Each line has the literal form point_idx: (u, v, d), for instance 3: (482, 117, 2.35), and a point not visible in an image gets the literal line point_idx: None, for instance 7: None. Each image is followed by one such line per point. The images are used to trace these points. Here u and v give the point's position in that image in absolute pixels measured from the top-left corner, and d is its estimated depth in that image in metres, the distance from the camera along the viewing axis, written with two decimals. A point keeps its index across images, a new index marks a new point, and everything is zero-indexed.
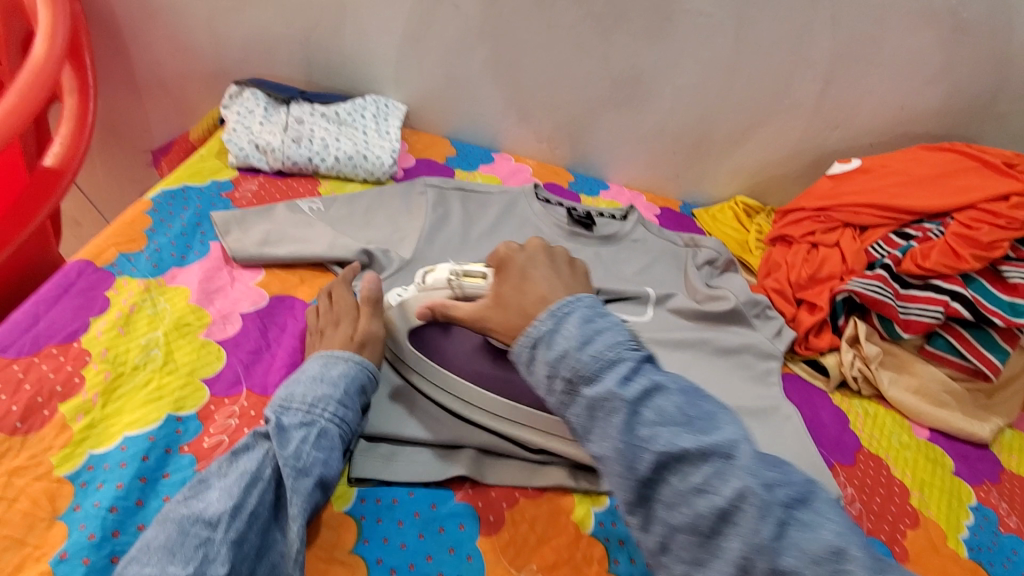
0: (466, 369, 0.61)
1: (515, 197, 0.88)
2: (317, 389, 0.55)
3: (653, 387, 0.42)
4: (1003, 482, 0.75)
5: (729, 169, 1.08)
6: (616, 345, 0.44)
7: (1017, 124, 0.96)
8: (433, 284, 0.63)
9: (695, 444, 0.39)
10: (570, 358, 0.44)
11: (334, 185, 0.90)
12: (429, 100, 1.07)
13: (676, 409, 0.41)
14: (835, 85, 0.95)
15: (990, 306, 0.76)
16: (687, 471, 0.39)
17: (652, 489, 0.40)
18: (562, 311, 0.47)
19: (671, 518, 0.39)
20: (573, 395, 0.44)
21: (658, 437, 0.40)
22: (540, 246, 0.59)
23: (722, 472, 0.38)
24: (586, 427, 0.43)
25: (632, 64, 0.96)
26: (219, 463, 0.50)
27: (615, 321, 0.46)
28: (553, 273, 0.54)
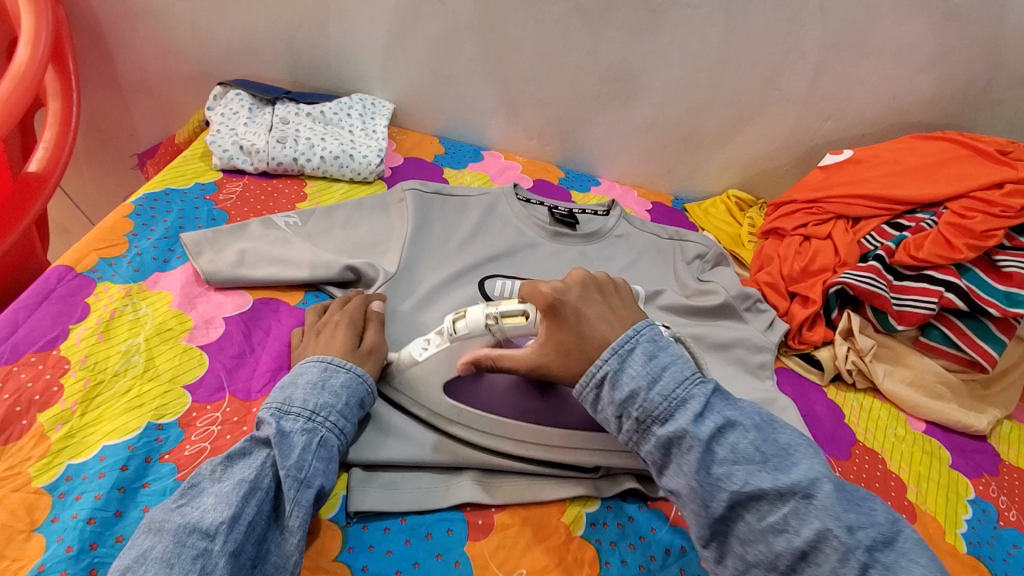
0: (475, 398, 0.59)
1: (496, 198, 0.90)
2: (319, 397, 0.53)
3: (724, 424, 0.45)
4: (1002, 474, 0.74)
5: (721, 162, 1.07)
6: (685, 384, 0.47)
7: (1011, 112, 0.94)
8: (468, 333, 0.57)
9: (772, 484, 0.43)
10: (641, 398, 0.47)
11: (320, 186, 0.89)
12: (417, 98, 1.06)
13: (750, 447, 0.44)
14: (826, 75, 0.94)
15: (985, 296, 0.75)
16: (763, 509, 0.43)
17: (727, 523, 0.44)
18: (625, 347, 0.49)
19: (747, 552, 0.43)
20: (645, 433, 0.47)
21: (734, 476, 0.43)
22: (583, 277, 0.56)
23: (801, 512, 0.41)
24: (661, 463, 0.46)
25: (621, 58, 0.95)
26: (213, 467, 0.47)
27: (677, 355, 0.49)
28: (606, 306, 0.54)
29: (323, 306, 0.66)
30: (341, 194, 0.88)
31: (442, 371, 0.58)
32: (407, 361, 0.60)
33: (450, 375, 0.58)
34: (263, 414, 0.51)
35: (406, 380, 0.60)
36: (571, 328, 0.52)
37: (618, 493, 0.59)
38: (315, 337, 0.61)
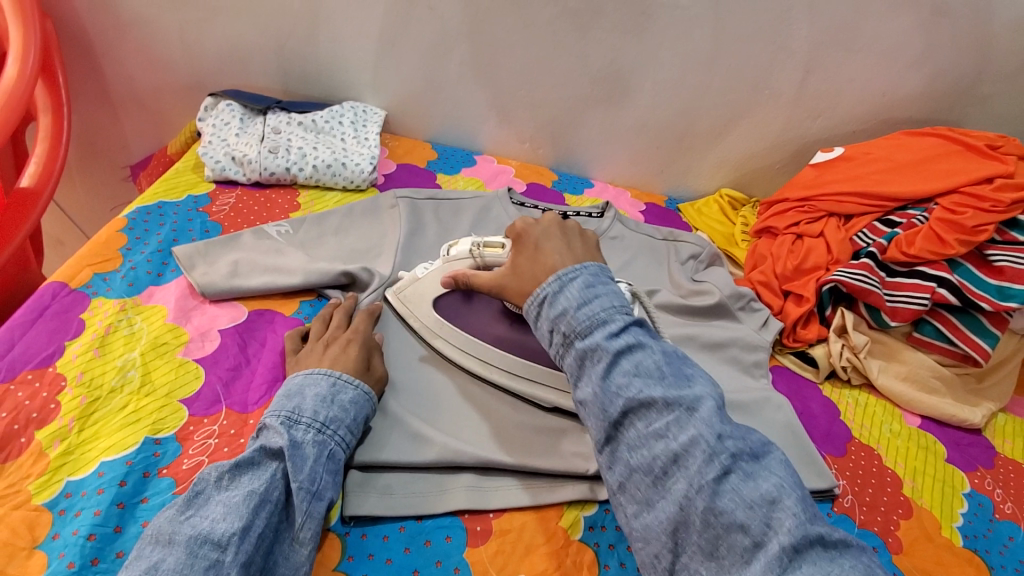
0: (461, 318, 0.67)
1: (490, 202, 0.90)
2: (329, 410, 0.53)
3: (636, 345, 0.49)
4: (997, 467, 0.75)
5: (713, 162, 1.07)
6: (610, 308, 0.51)
7: (1001, 106, 0.95)
8: (458, 255, 0.69)
9: (663, 395, 0.46)
10: (569, 315, 0.51)
11: (313, 195, 0.89)
12: (408, 104, 1.06)
13: (654, 365, 0.48)
14: (816, 73, 0.94)
15: (977, 290, 0.75)
16: (652, 417, 0.46)
17: (619, 430, 0.47)
18: (568, 275, 0.53)
19: (632, 457, 0.46)
20: (568, 347, 0.51)
21: (632, 386, 0.47)
22: (555, 223, 0.63)
23: (681, 422, 0.45)
24: (577, 374, 0.50)
25: (611, 60, 0.96)
26: (221, 476, 0.47)
27: (612, 290, 0.53)
28: (565, 244, 0.59)
29: (320, 321, 0.65)
30: (334, 203, 0.88)
31: (430, 288, 0.69)
32: (406, 279, 0.71)
33: (436, 293, 0.68)
34: (272, 423, 0.51)
35: (405, 296, 0.70)
36: (530, 258, 0.59)
37: None
38: (316, 354, 0.60)
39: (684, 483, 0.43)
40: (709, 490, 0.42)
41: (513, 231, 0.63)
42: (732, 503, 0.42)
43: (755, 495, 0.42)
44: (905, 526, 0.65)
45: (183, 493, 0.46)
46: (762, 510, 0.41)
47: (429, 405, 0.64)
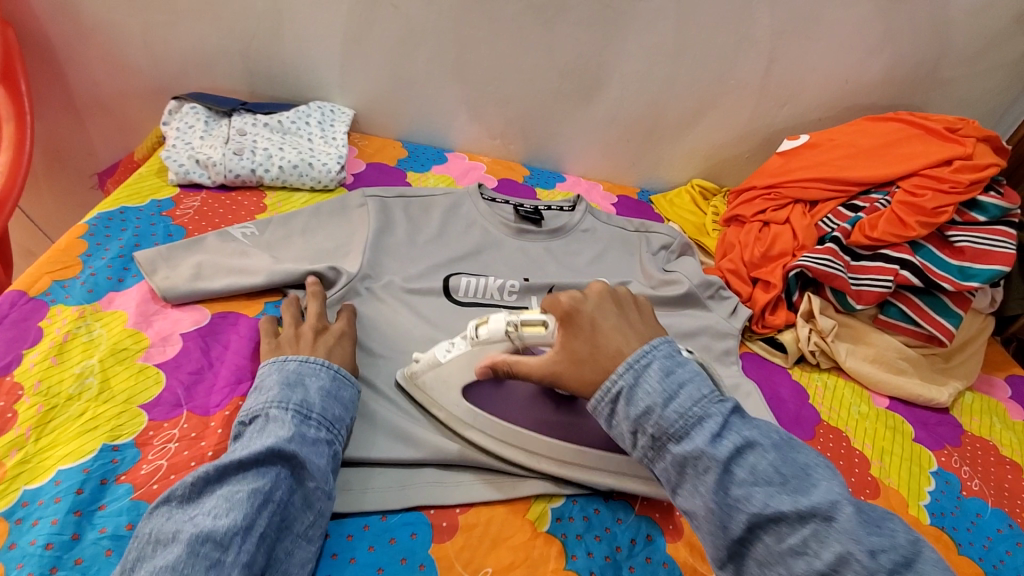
0: (495, 406, 0.60)
1: (460, 198, 0.90)
2: (334, 407, 0.55)
3: (744, 444, 0.44)
4: (965, 445, 0.76)
5: (683, 153, 1.08)
6: (702, 402, 0.45)
7: (960, 89, 0.97)
8: (489, 338, 0.58)
9: (792, 506, 0.41)
10: (656, 415, 0.46)
11: (280, 196, 0.88)
12: (377, 103, 1.05)
13: (770, 468, 0.43)
14: (780, 62, 0.95)
15: (938, 271, 0.76)
16: (783, 532, 0.41)
17: (744, 545, 0.43)
18: (640, 363, 0.48)
19: (766, 574, 0.42)
20: (661, 450, 0.46)
21: (752, 497, 0.42)
22: (605, 292, 0.57)
23: (821, 537, 0.39)
24: (676, 481, 0.45)
25: (577, 54, 0.96)
26: (222, 469, 0.46)
27: (693, 373, 0.48)
28: (625, 323, 0.53)
29: (295, 308, 0.66)
30: (302, 203, 0.87)
31: (459, 375, 0.60)
32: (425, 364, 0.61)
33: (467, 380, 0.60)
34: (282, 417, 0.51)
35: (426, 381, 0.61)
36: (586, 340, 0.53)
37: (583, 487, 0.59)
38: (302, 344, 0.61)
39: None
40: None
41: (562, 312, 0.55)
42: None
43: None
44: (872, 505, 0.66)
45: (183, 486, 0.45)
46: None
47: (394, 400, 0.63)
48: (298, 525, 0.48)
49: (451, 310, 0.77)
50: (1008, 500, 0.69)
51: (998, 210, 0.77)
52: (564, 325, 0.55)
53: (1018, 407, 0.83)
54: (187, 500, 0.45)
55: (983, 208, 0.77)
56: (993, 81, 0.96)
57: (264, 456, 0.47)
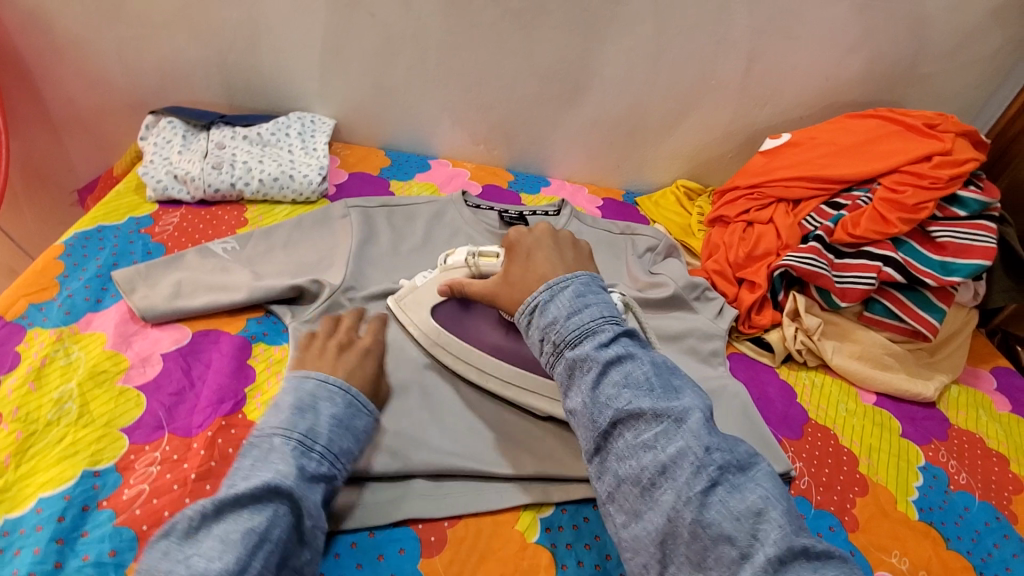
0: (460, 328, 0.67)
1: (443, 206, 0.90)
2: (342, 438, 0.52)
3: (626, 356, 0.49)
4: (952, 438, 0.76)
5: (667, 154, 1.08)
6: (600, 319, 0.51)
7: (938, 85, 0.97)
8: (454, 264, 0.69)
9: (652, 406, 0.46)
10: (560, 325, 0.51)
11: (261, 209, 0.87)
12: (358, 112, 1.05)
13: (643, 377, 0.48)
14: (759, 62, 0.95)
15: (921, 267, 0.77)
16: (640, 429, 0.46)
17: (608, 440, 0.47)
18: (559, 284, 0.53)
19: (621, 468, 0.46)
20: (559, 356, 0.51)
21: (621, 396, 0.47)
22: (548, 230, 0.63)
23: (669, 433, 0.45)
24: (567, 385, 0.50)
25: (557, 58, 0.95)
26: (219, 504, 0.43)
27: (603, 299, 0.53)
28: (558, 254, 0.59)
29: (331, 321, 0.66)
30: (283, 216, 0.86)
31: (427, 295, 0.69)
32: (406, 288, 0.71)
33: (433, 301, 0.68)
34: (284, 449, 0.48)
35: (405, 304, 0.70)
36: (522, 266, 0.59)
37: (572, 496, 0.59)
38: (325, 359, 0.60)
39: (671, 495, 0.43)
40: (696, 503, 0.42)
41: (507, 239, 0.62)
42: (722, 518, 0.41)
43: (742, 507, 0.42)
44: (861, 503, 0.66)
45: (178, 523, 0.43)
46: (750, 524, 0.41)
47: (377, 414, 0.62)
48: (295, 560, 0.46)
49: None
50: (995, 493, 0.70)
51: (977, 204, 0.77)
52: (507, 254, 0.62)
53: (1003, 399, 0.84)
54: (183, 536, 0.43)
55: (962, 203, 0.78)
56: (971, 75, 0.96)
57: (263, 492, 0.45)
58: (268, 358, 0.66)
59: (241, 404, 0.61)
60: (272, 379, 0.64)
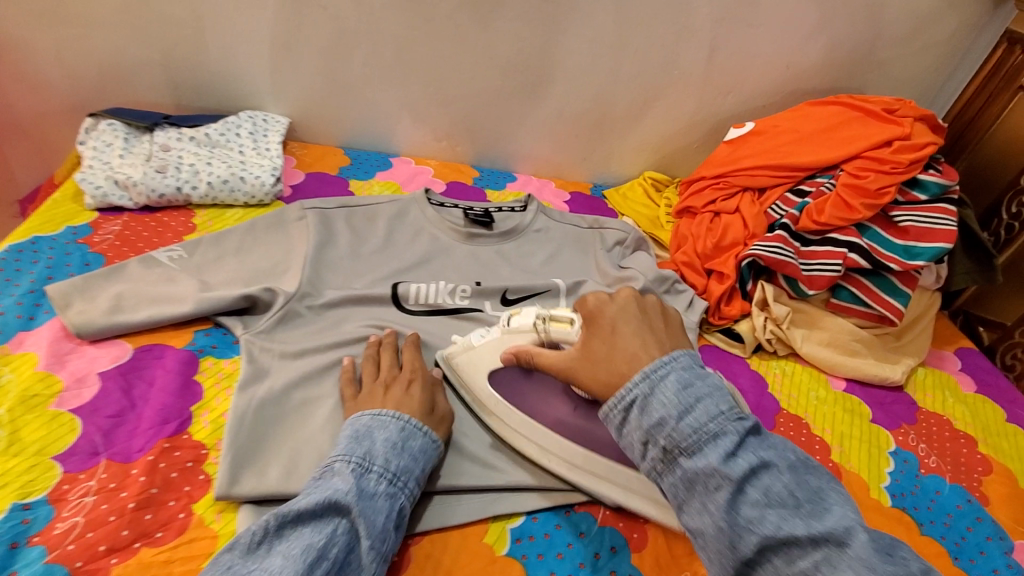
0: (519, 395, 0.61)
1: (406, 205, 0.87)
2: (400, 459, 0.51)
3: (757, 463, 0.42)
4: (920, 422, 0.77)
5: (633, 146, 1.07)
6: (717, 416, 0.43)
7: (896, 71, 0.98)
8: (519, 327, 0.62)
9: (805, 530, 0.39)
10: (670, 427, 0.44)
11: (211, 214, 0.83)
12: (314, 110, 1.01)
13: (784, 490, 0.41)
14: (721, 51, 0.94)
15: (885, 252, 0.77)
16: (794, 556, 0.39)
17: (754, 568, 0.40)
18: (657, 373, 0.46)
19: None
20: (672, 465, 0.44)
21: (764, 518, 0.40)
22: (633, 297, 0.56)
23: (834, 563, 0.37)
24: (686, 499, 0.43)
25: (518, 50, 0.93)
26: (282, 520, 0.44)
27: (712, 387, 0.46)
28: (645, 329, 0.52)
29: (371, 362, 0.63)
30: (235, 220, 0.83)
31: (486, 360, 0.62)
32: (461, 347, 0.65)
33: (493, 366, 0.62)
34: (342, 470, 0.48)
35: (457, 363, 0.64)
36: (605, 342, 0.52)
37: (541, 503, 0.57)
38: (376, 399, 0.58)
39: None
40: None
41: (583, 308, 0.56)
42: None
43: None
44: None
45: (242, 541, 0.43)
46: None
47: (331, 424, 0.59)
48: None
49: (401, 322, 0.74)
50: (964, 475, 0.70)
51: (937, 187, 0.78)
52: (586, 326, 0.55)
53: (968, 379, 0.85)
54: (248, 550, 0.43)
55: (923, 186, 0.78)
56: (927, 60, 0.97)
57: (321, 508, 0.45)
58: (218, 372, 0.62)
59: (187, 424, 0.57)
60: (222, 395, 0.60)
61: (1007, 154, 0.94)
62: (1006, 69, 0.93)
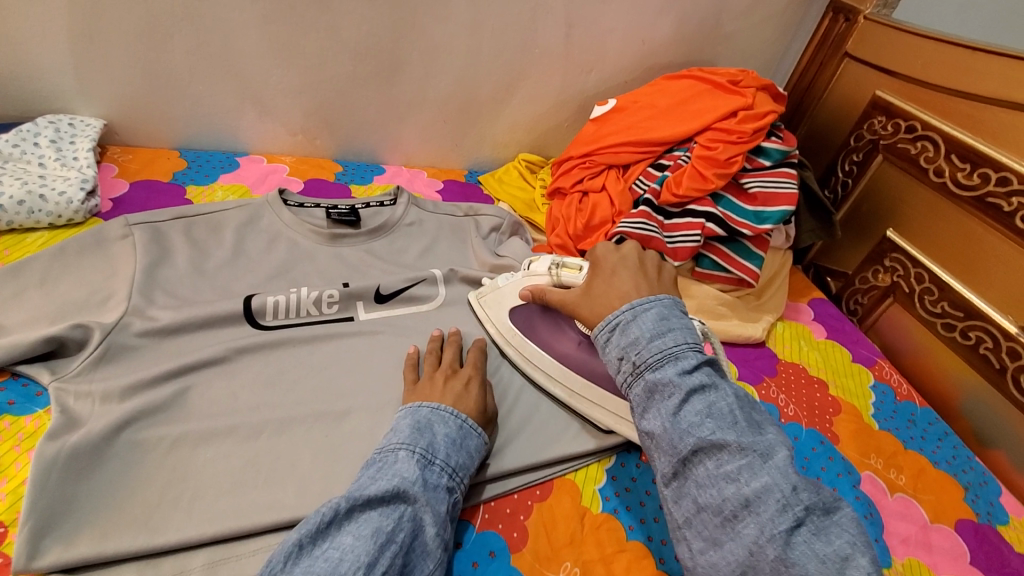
0: (536, 330, 0.70)
1: (258, 210, 0.78)
2: (458, 456, 0.53)
3: (709, 385, 0.47)
4: (780, 373, 0.83)
5: (505, 128, 1.05)
6: (683, 343, 0.48)
7: (741, 42, 1.03)
8: (537, 271, 0.69)
9: (738, 440, 0.43)
10: (641, 345, 0.49)
11: (8, 240, 0.70)
12: (139, 108, 0.88)
13: (727, 408, 0.45)
14: (578, 27, 0.93)
15: (738, 219, 0.81)
16: (723, 459, 0.43)
17: (687, 467, 0.45)
18: (642, 305, 0.52)
19: (700, 496, 0.43)
20: (637, 377, 0.49)
21: (704, 426, 0.44)
22: (636, 252, 0.62)
23: (754, 467, 0.42)
24: (643, 406, 0.48)
25: (368, 32, 0.86)
26: (354, 499, 0.45)
27: (685, 323, 0.51)
28: (642, 274, 0.58)
29: (433, 355, 0.65)
30: (39, 245, 0.71)
31: (510, 297, 0.71)
32: (488, 287, 0.74)
33: (514, 304, 0.71)
34: (408, 459, 0.50)
35: (485, 301, 0.73)
36: (605, 282, 0.59)
37: None
38: (436, 388, 0.60)
39: (754, 528, 0.40)
40: (781, 540, 0.39)
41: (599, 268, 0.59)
42: (810, 563, 0.38)
43: (828, 550, 0.38)
44: None
45: (312, 520, 0.43)
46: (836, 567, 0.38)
47: (163, 470, 0.52)
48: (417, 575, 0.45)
49: (253, 337, 0.65)
50: (817, 418, 0.77)
51: (779, 153, 0.82)
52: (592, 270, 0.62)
53: (819, 327, 0.93)
54: (319, 530, 0.43)
55: (767, 153, 0.83)
56: (766, 32, 1.03)
57: (391, 495, 0.46)
58: (16, 434, 0.53)
59: None
60: (22, 460, 0.51)
61: (838, 117, 1.02)
62: (832, 37, 1.01)
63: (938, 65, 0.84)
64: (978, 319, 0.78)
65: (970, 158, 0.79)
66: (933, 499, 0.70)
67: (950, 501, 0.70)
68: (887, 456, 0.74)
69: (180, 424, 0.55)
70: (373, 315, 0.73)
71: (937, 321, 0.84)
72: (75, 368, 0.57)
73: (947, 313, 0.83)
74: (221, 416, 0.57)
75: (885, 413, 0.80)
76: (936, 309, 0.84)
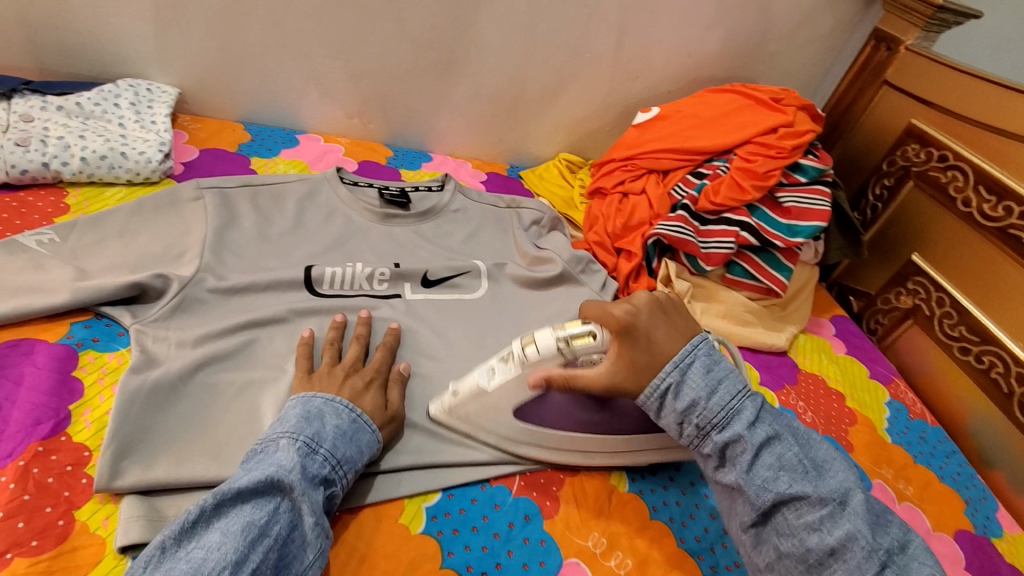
0: (542, 419, 0.60)
1: (317, 184, 0.82)
2: (347, 447, 0.52)
3: (773, 435, 0.52)
4: (799, 382, 0.86)
5: (549, 127, 1.09)
6: (738, 396, 0.52)
7: (785, 62, 1.07)
8: (540, 356, 0.55)
9: (813, 490, 0.49)
10: (699, 406, 0.52)
11: (88, 193, 0.76)
12: (209, 80, 0.93)
13: (794, 458, 0.51)
14: (629, 37, 0.97)
15: (771, 230, 0.84)
16: (803, 509, 0.48)
17: (768, 518, 0.50)
18: (686, 360, 0.53)
19: (782, 546, 0.49)
20: (702, 437, 0.52)
21: (779, 480, 0.49)
22: (648, 297, 0.57)
23: (835, 516, 0.48)
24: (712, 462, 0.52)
25: (430, 25, 0.91)
26: (216, 496, 0.45)
27: (730, 369, 0.54)
28: (672, 325, 0.55)
29: (333, 347, 0.63)
30: (116, 200, 0.76)
31: (507, 399, 0.58)
32: (466, 398, 0.59)
33: (517, 401, 0.58)
34: (289, 447, 0.49)
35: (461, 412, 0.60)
36: (645, 351, 0.54)
37: (456, 480, 0.59)
38: (333, 380, 0.58)
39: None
40: None
41: (613, 323, 0.55)
42: None
43: None
44: None
45: (178, 520, 0.44)
46: None
47: (230, 413, 0.56)
48: (298, 562, 0.45)
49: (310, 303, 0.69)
50: (833, 427, 0.80)
51: (815, 171, 0.86)
52: (620, 337, 0.54)
53: (840, 342, 0.96)
54: (183, 531, 0.44)
55: (803, 170, 0.86)
56: (808, 56, 1.07)
57: (264, 486, 0.46)
58: (100, 367, 0.57)
59: (65, 424, 0.52)
60: (106, 392, 0.56)
61: (872, 141, 1.05)
62: (872, 64, 1.05)
63: (973, 101, 0.87)
64: (992, 344, 0.82)
65: (996, 191, 0.82)
66: (937, 509, 0.73)
67: (953, 513, 0.73)
68: (898, 468, 0.77)
69: (243, 373, 0.60)
70: (419, 295, 0.77)
71: (953, 344, 0.87)
72: (151, 313, 0.61)
73: (963, 337, 0.86)
74: (282, 369, 0.62)
75: (898, 428, 0.83)
76: (953, 332, 0.87)
